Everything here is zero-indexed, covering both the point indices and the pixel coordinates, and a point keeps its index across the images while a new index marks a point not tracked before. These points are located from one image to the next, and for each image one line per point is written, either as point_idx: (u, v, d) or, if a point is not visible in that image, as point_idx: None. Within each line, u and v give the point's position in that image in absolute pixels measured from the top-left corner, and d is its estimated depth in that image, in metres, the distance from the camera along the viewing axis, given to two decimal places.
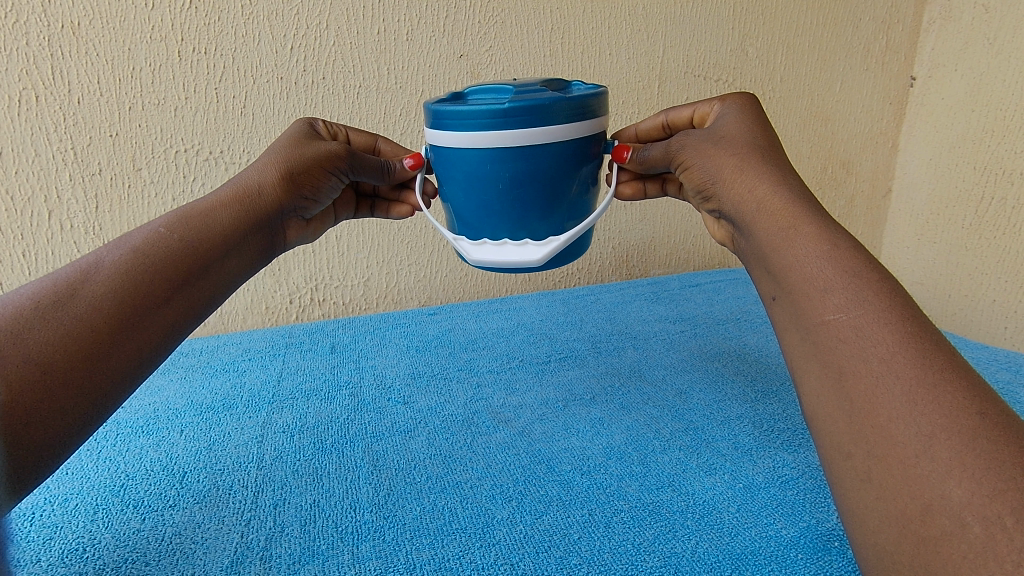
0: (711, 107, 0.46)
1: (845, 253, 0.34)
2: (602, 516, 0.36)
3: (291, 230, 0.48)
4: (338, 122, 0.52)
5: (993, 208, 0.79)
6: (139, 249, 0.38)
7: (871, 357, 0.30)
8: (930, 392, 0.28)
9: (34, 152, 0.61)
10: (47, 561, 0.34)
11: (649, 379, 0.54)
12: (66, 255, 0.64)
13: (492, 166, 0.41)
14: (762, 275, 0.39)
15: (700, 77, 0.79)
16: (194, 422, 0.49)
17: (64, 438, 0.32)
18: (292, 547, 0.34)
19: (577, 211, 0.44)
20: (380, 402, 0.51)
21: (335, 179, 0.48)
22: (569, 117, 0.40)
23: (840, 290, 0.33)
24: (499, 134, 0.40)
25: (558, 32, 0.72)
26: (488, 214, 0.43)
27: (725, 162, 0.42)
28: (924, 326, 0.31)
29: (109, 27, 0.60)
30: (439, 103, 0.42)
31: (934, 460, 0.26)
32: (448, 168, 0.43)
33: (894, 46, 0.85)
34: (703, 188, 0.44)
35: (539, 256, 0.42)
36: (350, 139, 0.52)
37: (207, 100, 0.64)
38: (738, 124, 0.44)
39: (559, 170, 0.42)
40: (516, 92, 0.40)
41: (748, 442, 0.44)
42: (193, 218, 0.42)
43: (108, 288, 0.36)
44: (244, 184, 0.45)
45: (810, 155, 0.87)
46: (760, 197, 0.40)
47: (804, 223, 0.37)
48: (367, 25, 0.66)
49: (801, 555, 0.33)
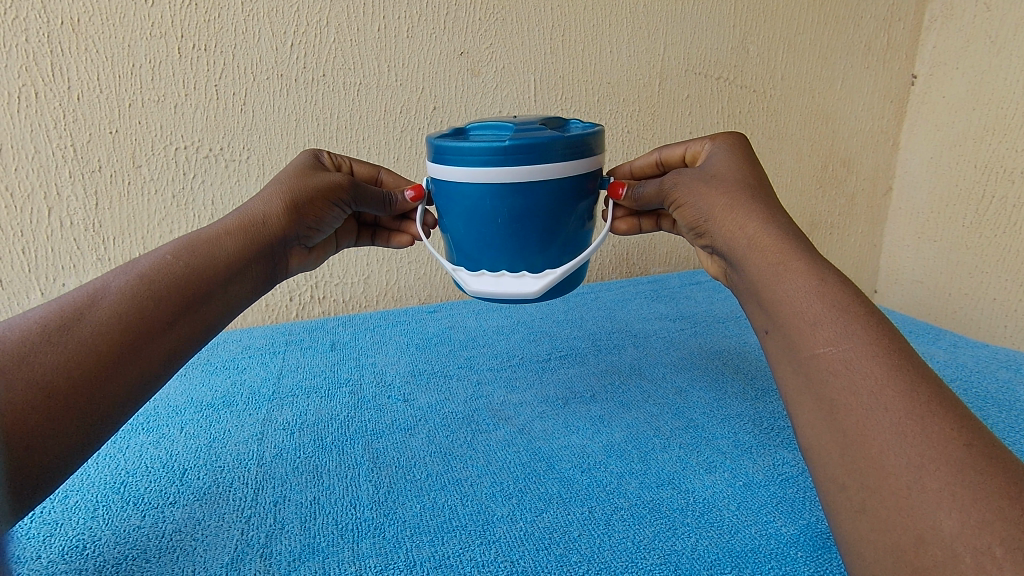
0: (702, 145, 0.47)
1: (831, 289, 0.34)
2: (603, 513, 0.36)
3: (293, 258, 0.48)
4: (342, 155, 0.53)
5: (994, 207, 0.79)
6: (145, 274, 0.38)
7: (861, 390, 0.30)
8: (918, 424, 0.28)
9: (34, 148, 0.60)
10: (47, 558, 0.34)
11: (649, 377, 0.54)
12: (66, 251, 0.64)
13: (491, 201, 0.41)
14: (754, 307, 0.39)
15: (700, 74, 0.78)
16: (195, 419, 0.49)
17: (62, 461, 0.33)
18: (292, 544, 0.34)
19: (574, 245, 0.44)
20: (380, 399, 0.51)
21: (338, 209, 0.48)
22: (568, 155, 0.41)
23: (828, 324, 0.33)
24: (498, 170, 0.40)
25: (558, 29, 0.71)
26: (488, 247, 0.43)
27: (717, 201, 0.42)
28: (912, 359, 0.31)
29: (108, 23, 0.59)
30: (441, 139, 0.42)
31: (923, 490, 0.26)
32: (448, 202, 0.43)
33: (895, 44, 0.85)
34: (696, 226, 0.44)
35: (534, 288, 0.42)
36: (354, 171, 0.54)
37: (207, 97, 0.64)
38: (728, 162, 0.44)
39: (557, 206, 0.42)
40: (516, 130, 0.41)
41: (748, 440, 0.44)
42: (199, 243, 0.42)
43: (113, 313, 0.36)
44: (250, 213, 0.45)
45: (811, 153, 0.87)
46: (750, 235, 0.39)
47: (792, 259, 0.37)
48: (368, 22, 0.66)
49: (801, 553, 0.33)
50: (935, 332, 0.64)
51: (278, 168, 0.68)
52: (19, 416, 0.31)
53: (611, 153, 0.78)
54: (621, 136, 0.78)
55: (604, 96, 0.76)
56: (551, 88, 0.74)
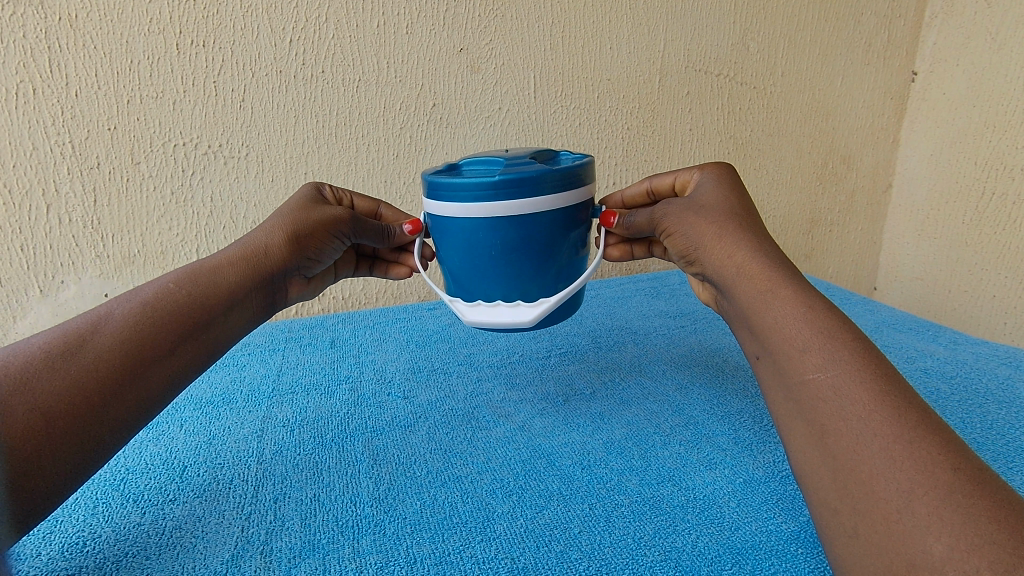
0: (691, 174, 0.48)
1: (820, 315, 0.34)
2: (603, 510, 0.36)
3: (292, 288, 0.48)
4: (343, 189, 0.53)
5: (994, 204, 0.79)
6: (149, 302, 0.38)
7: (850, 415, 0.29)
8: (907, 448, 0.27)
9: (32, 145, 0.60)
10: (47, 555, 0.34)
11: (649, 374, 0.54)
12: (65, 248, 0.64)
13: (484, 233, 0.41)
14: (747, 337, 0.39)
15: (700, 71, 0.78)
16: (194, 416, 0.49)
17: (61, 486, 0.32)
18: (292, 540, 0.34)
19: (568, 273, 0.45)
20: (380, 396, 0.51)
21: (337, 241, 0.49)
22: (558, 188, 0.41)
23: (817, 350, 0.32)
24: (489, 204, 0.40)
25: (558, 25, 0.71)
26: (484, 278, 0.43)
27: (705, 230, 0.42)
28: (899, 384, 0.30)
29: (106, 19, 0.59)
30: (434, 175, 0.43)
31: (914, 514, 0.26)
32: (445, 237, 0.44)
33: (896, 42, 0.85)
34: (688, 254, 0.44)
35: (528, 315, 0.41)
36: (355, 205, 0.54)
37: (205, 93, 0.64)
38: (715, 192, 0.44)
39: (550, 237, 0.42)
40: (505, 165, 0.41)
41: (748, 437, 0.43)
42: (201, 274, 0.42)
43: (116, 340, 0.36)
44: (251, 244, 0.45)
45: (811, 150, 0.87)
46: (739, 262, 0.39)
47: (782, 287, 0.36)
48: (367, 18, 0.65)
49: (801, 549, 0.33)
50: (935, 329, 0.63)
51: (277, 165, 0.68)
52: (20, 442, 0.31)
53: (610, 152, 0.78)
54: (621, 134, 0.78)
55: (604, 92, 0.75)
56: (551, 85, 0.73)
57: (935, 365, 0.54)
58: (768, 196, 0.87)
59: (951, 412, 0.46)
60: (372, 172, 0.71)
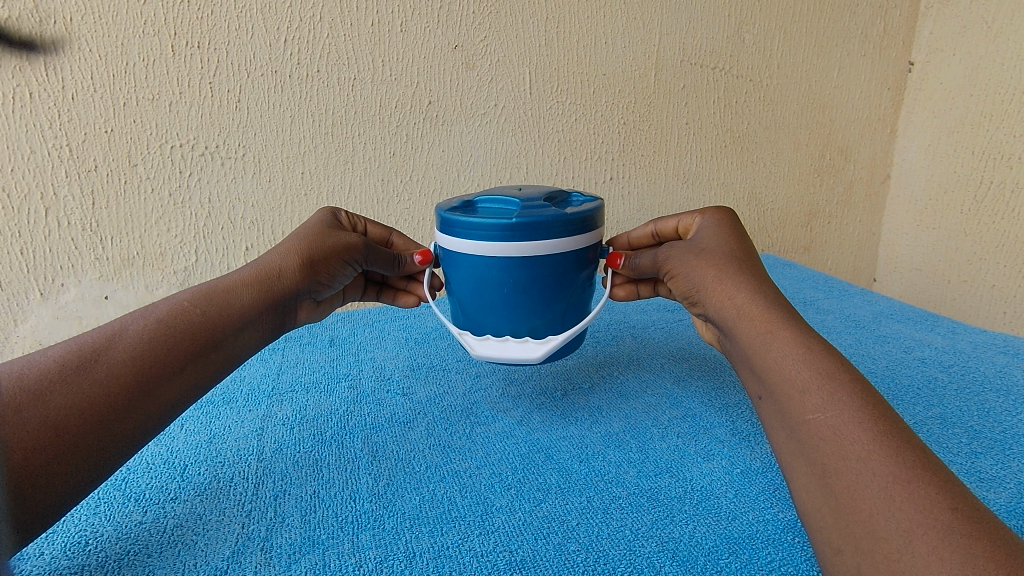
0: (693, 219, 0.48)
1: (818, 357, 0.34)
2: (601, 502, 0.36)
3: (301, 310, 0.48)
4: (358, 215, 0.54)
5: (993, 193, 0.79)
6: (164, 319, 0.39)
7: (849, 455, 0.29)
8: (905, 488, 0.27)
9: (29, 149, 0.60)
10: (49, 554, 0.34)
11: (647, 368, 0.54)
12: (63, 251, 0.64)
13: (496, 272, 0.42)
14: (747, 374, 0.39)
15: (696, 65, 0.78)
16: (195, 415, 0.49)
17: (65, 495, 0.33)
18: (292, 537, 0.34)
19: (574, 312, 0.45)
20: (380, 394, 0.51)
21: (348, 267, 0.49)
22: (570, 232, 0.41)
23: (816, 392, 0.33)
24: (505, 245, 0.41)
25: (552, 20, 0.71)
26: (493, 313, 0.43)
27: (706, 273, 0.42)
28: (896, 425, 0.31)
29: (101, 22, 0.59)
30: (451, 211, 0.43)
31: (913, 554, 0.25)
32: (456, 271, 0.44)
33: (892, 31, 0.85)
34: (691, 296, 0.44)
35: (538, 352, 0.42)
36: (368, 231, 0.54)
37: (201, 95, 0.64)
38: (716, 236, 0.45)
39: (559, 278, 0.42)
40: (521, 206, 0.42)
41: (745, 429, 0.44)
42: (216, 293, 0.42)
43: (130, 356, 0.36)
44: (266, 266, 0.45)
45: (808, 142, 0.87)
46: (739, 304, 0.39)
47: (781, 328, 0.37)
48: (361, 17, 0.65)
49: (798, 538, 0.33)
50: (933, 318, 0.63)
51: (274, 164, 0.68)
52: (25, 453, 0.31)
53: (607, 147, 0.78)
54: (617, 128, 0.78)
55: (599, 87, 0.75)
56: (546, 80, 0.73)
57: (933, 354, 0.54)
58: (766, 188, 0.87)
59: (950, 401, 0.46)
60: (369, 171, 0.71)
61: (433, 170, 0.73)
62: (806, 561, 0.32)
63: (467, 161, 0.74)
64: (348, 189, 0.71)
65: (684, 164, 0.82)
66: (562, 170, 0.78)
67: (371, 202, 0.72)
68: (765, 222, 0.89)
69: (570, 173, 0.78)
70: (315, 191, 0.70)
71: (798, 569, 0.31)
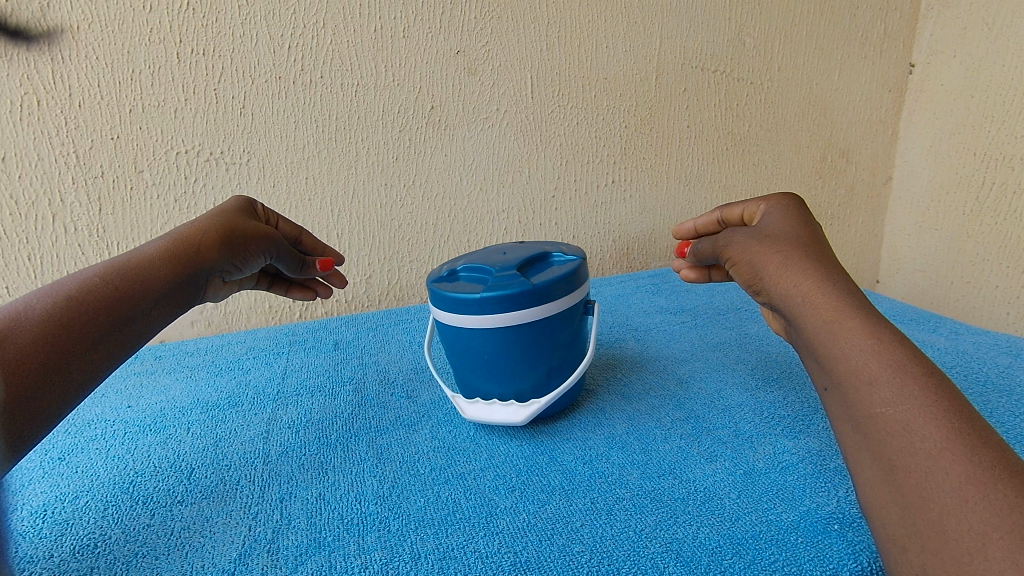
0: (758, 206, 0.46)
1: (890, 349, 0.33)
2: (604, 504, 0.37)
3: (210, 292, 0.45)
4: (271, 211, 0.53)
5: (994, 194, 0.79)
6: (74, 296, 0.35)
7: (918, 452, 0.29)
8: (979, 488, 0.26)
9: (37, 156, 0.61)
10: (59, 557, 0.34)
11: (651, 369, 0.55)
12: (70, 257, 0.64)
13: (474, 343, 0.43)
14: (812, 366, 0.37)
15: (697, 68, 0.79)
16: (202, 420, 0.49)
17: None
18: (299, 539, 0.35)
19: (560, 374, 0.46)
20: (383, 397, 0.51)
21: (260, 257, 0.47)
22: (542, 297, 0.42)
23: (885, 384, 0.31)
24: (477, 318, 0.42)
25: (554, 25, 0.72)
26: (480, 379, 0.45)
27: (769, 260, 0.41)
28: (975, 424, 0.29)
29: (108, 30, 0.60)
30: (433, 286, 0.45)
31: (986, 557, 0.25)
32: (445, 340, 0.45)
33: (892, 34, 0.85)
34: (753, 284, 0.43)
35: (520, 417, 0.43)
36: (280, 229, 0.53)
37: (207, 102, 0.65)
38: (783, 223, 0.43)
39: (533, 344, 0.43)
40: (492, 278, 0.43)
41: (748, 430, 0.44)
42: (129, 268, 0.39)
43: (37, 333, 0.32)
44: (181, 240, 0.42)
45: (810, 144, 0.87)
46: (805, 292, 0.38)
47: (849, 317, 0.35)
48: (364, 24, 0.66)
49: (802, 538, 0.33)
50: (936, 319, 0.64)
51: (278, 169, 0.68)
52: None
53: (609, 150, 0.78)
54: (619, 132, 0.78)
55: (600, 91, 0.76)
56: (548, 84, 0.74)
57: (937, 356, 0.55)
58: (768, 190, 0.87)
59: None
60: (372, 175, 0.71)
61: (436, 174, 0.73)
62: (809, 561, 0.32)
63: (469, 165, 0.74)
64: (352, 194, 0.71)
65: (685, 167, 0.82)
66: (565, 174, 0.78)
67: (375, 206, 0.72)
68: None
69: (572, 176, 0.78)
70: (319, 196, 0.70)
71: (802, 569, 0.31)
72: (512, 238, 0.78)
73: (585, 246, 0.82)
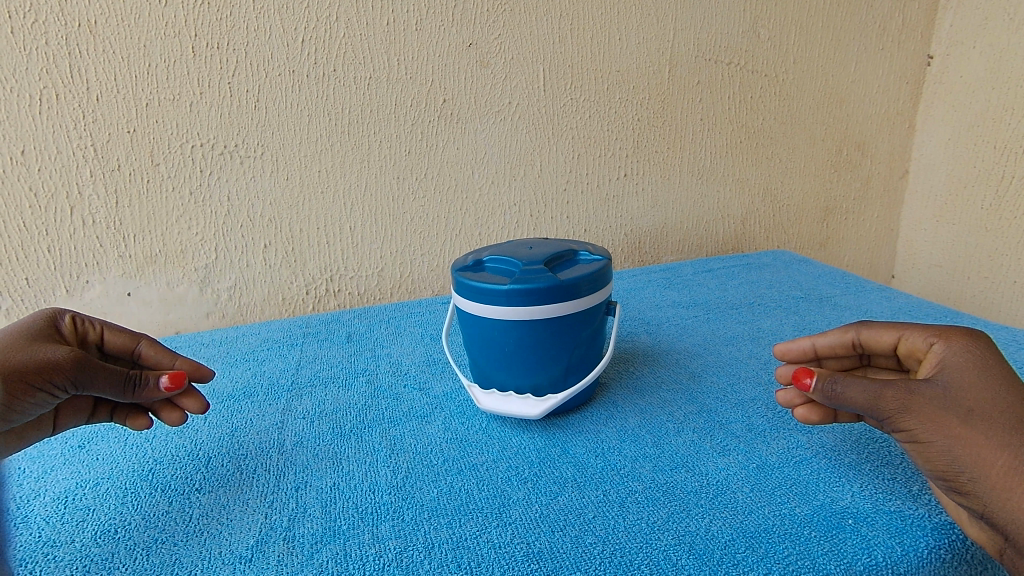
0: (928, 343, 0.34)
1: None
2: (617, 496, 0.37)
3: None
4: (92, 320, 0.40)
5: (1014, 188, 0.78)
6: None
7: None
8: None
9: (56, 149, 0.62)
10: (81, 542, 0.35)
11: (665, 363, 0.54)
12: (88, 249, 0.65)
13: (497, 333, 0.43)
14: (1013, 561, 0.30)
15: (711, 60, 0.78)
16: (218, 409, 0.50)
17: None
18: (314, 527, 0.35)
19: (577, 372, 0.46)
20: (396, 388, 0.52)
21: (44, 394, 0.34)
22: (568, 294, 0.42)
23: None
24: (501, 309, 0.42)
25: (567, 17, 0.72)
26: (499, 369, 0.45)
27: (983, 456, 0.29)
28: None
29: (124, 24, 0.60)
30: (462, 273, 0.45)
31: None
32: (468, 328, 0.45)
33: (910, 25, 0.84)
34: (945, 475, 0.31)
35: (535, 410, 0.43)
36: (105, 341, 0.40)
37: (221, 95, 0.65)
38: (981, 387, 0.31)
39: (557, 338, 0.43)
40: (519, 271, 0.43)
41: (761, 425, 0.44)
42: None
43: None
44: None
45: (824, 138, 0.86)
46: None
47: None
48: (377, 17, 0.66)
49: (815, 532, 0.33)
50: (954, 315, 0.63)
51: (291, 163, 0.69)
52: None
53: (621, 143, 0.78)
54: (631, 124, 0.78)
55: (613, 83, 0.75)
56: (560, 77, 0.74)
57: None
58: (782, 183, 0.86)
59: None
60: (384, 169, 0.72)
61: (447, 167, 0.73)
62: (824, 555, 0.31)
63: (481, 159, 0.74)
64: (364, 187, 0.72)
65: (697, 160, 0.82)
66: (576, 167, 0.78)
67: (387, 200, 0.73)
68: (782, 218, 0.88)
69: (583, 169, 0.78)
70: (331, 189, 0.71)
71: (816, 563, 0.31)
72: (523, 232, 0.78)
73: (596, 239, 0.82)
